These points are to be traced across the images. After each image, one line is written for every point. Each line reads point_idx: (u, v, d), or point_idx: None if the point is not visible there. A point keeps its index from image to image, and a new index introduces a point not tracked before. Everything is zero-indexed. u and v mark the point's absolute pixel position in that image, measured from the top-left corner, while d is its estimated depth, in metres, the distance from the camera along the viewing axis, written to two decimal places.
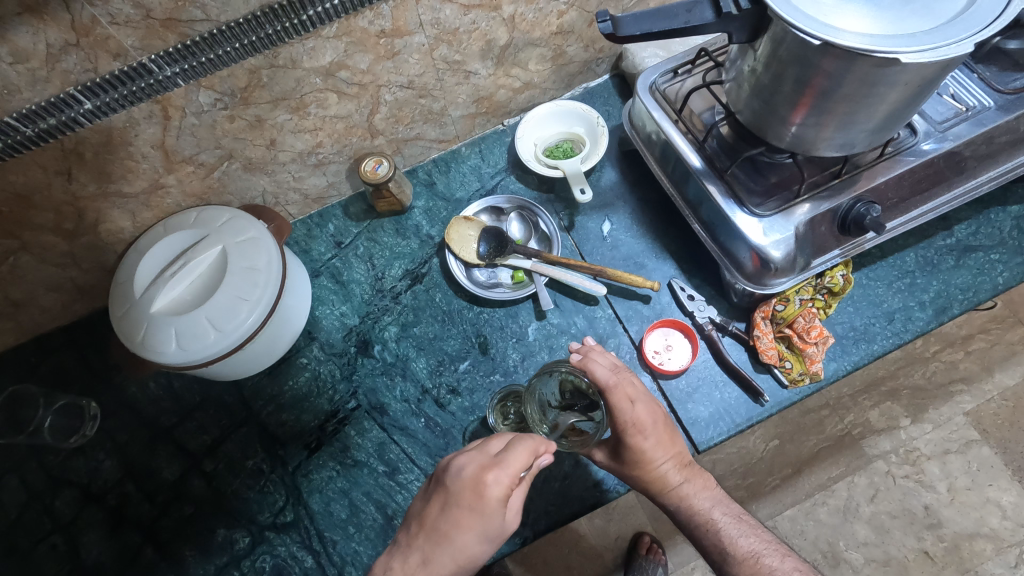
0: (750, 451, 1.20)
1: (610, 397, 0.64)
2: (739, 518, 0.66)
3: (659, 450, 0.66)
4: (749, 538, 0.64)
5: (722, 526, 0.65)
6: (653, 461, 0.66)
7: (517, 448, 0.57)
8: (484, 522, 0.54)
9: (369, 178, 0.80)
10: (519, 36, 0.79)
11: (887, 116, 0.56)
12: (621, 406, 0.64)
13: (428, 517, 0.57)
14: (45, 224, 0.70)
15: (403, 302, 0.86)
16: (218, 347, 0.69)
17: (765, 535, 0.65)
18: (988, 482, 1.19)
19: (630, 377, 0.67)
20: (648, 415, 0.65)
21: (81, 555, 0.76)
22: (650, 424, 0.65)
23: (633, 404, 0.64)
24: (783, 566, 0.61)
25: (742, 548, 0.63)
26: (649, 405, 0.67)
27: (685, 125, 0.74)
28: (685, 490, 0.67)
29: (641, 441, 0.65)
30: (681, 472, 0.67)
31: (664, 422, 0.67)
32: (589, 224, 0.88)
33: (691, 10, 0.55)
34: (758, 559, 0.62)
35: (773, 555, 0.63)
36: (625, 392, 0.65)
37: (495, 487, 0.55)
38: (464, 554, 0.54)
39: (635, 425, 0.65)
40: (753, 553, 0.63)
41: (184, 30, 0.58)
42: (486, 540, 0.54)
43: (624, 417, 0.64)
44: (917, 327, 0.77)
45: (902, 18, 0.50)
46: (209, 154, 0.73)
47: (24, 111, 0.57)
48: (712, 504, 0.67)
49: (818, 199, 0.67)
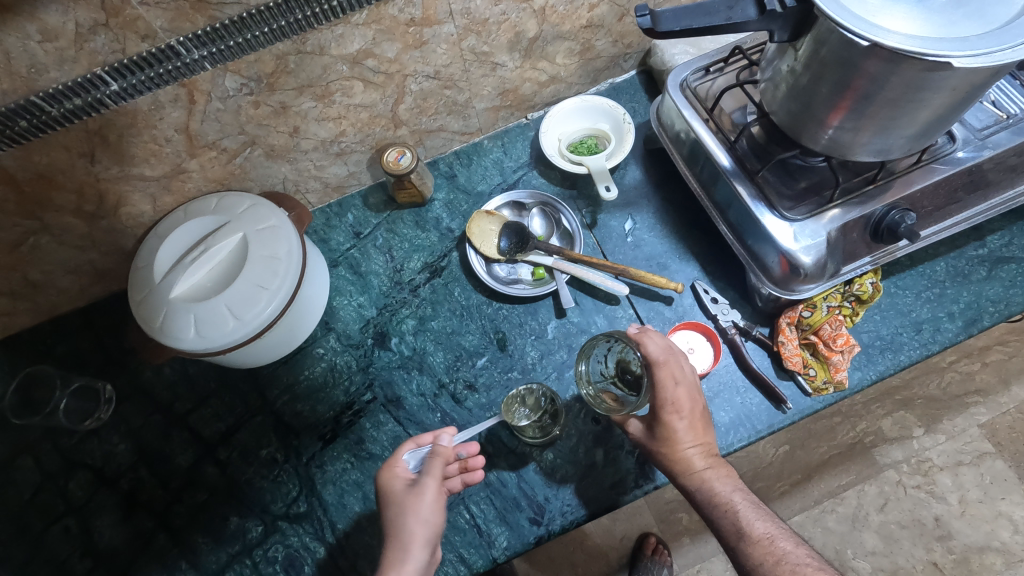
0: (761, 455, 1.23)
1: (657, 373, 0.64)
2: (758, 506, 0.64)
3: (690, 432, 0.66)
4: (765, 522, 0.62)
5: (740, 509, 0.63)
6: (680, 441, 0.66)
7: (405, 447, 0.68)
8: (393, 499, 0.63)
9: (392, 169, 0.80)
10: (548, 28, 0.77)
11: (929, 123, 0.55)
12: (664, 383, 0.64)
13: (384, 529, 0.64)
14: (66, 206, 0.69)
15: (421, 295, 0.85)
16: (237, 335, 0.68)
17: (783, 524, 0.63)
18: (1000, 495, 1.17)
19: (681, 358, 0.67)
20: (688, 398, 0.65)
21: (94, 538, 0.76)
22: (688, 406, 0.65)
23: (676, 383, 0.64)
24: (796, 550, 0.59)
25: (757, 531, 0.61)
26: (693, 388, 0.66)
27: (715, 124, 0.72)
28: (706, 475, 0.65)
29: (673, 420, 0.65)
30: (706, 458, 0.66)
31: (701, 409, 0.67)
32: (612, 222, 0.86)
33: (733, 7, 0.53)
34: (773, 541, 0.60)
35: (787, 540, 0.60)
36: (672, 371, 0.64)
37: (390, 477, 0.64)
38: (397, 526, 0.61)
39: (674, 404, 0.65)
40: (768, 535, 0.61)
41: (214, 13, 0.57)
42: (404, 508, 0.61)
43: (663, 394, 0.65)
44: (945, 338, 0.75)
45: (953, 21, 0.48)
46: (232, 140, 0.72)
47: (50, 91, 0.57)
48: (732, 489, 0.64)
49: (850, 205, 0.66)
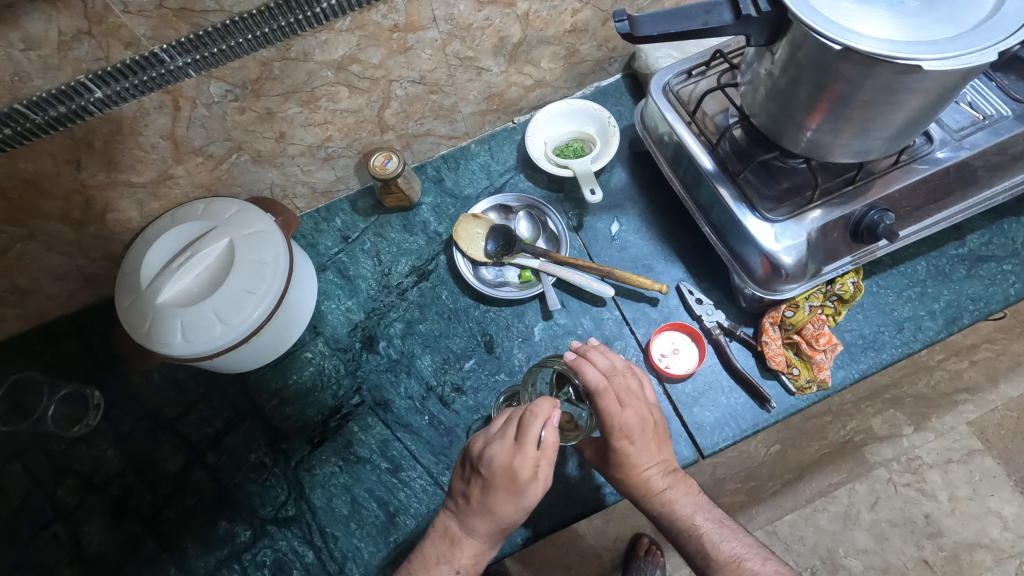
0: (752, 455, 1.21)
1: (599, 402, 0.64)
2: (723, 523, 0.65)
3: (646, 455, 0.66)
4: (731, 542, 0.63)
5: (705, 532, 0.64)
6: (637, 465, 0.66)
7: (535, 414, 0.59)
8: (521, 496, 0.59)
9: (378, 174, 0.80)
10: (532, 33, 0.78)
11: (905, 124, 0.56)
12: (609, 410, 0.64)
13: (472, 496, 0.61)
14: (53, 212, 0.70)
15: (409, 299, 0.85)
16: (224, 340, 0.68)
17: (750, 540, 0.64)
18: (989, 492, 1.18)
19: (624, 383, 0.66)
20: (637, 421, 0.65)
21: (82, 543, 0.76)
22: (638, 429, 0.65)
23: (622, 408, 0.64)
24: (764, 569, 0.61)
25: (725, 553, 0.63)
26: (641, 410, 0.66)
27: (698, 126, 0.73)
28: (669, 496, 0.66)
29: (626, 446, 0.65)
30: (666, 478, 0.67)
31: (653, 428, 0.67)
32: (598, 224, 0.87)
33: (710, 11, 0.54)
34: (740, 563, 0.61)
35: (755, 559, 0.62)
36: (615, 397, 0.64)
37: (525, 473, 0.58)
38: (507, 521, 0.60)
39: (623, 429, 0.64)
40: (735, 557, 0.62)
41: (197, 21, 0.57)
42: (523, 508, 0.59)
43: (612, 422, 0.64)
44: (926, 336, 0.76)
45: (925, 24, 0.49)
46: (219, 146, 0.73)
47: (35, 99, 0.57)
48: (695, 509, 0.66)
49: (830, 206, 0.67)
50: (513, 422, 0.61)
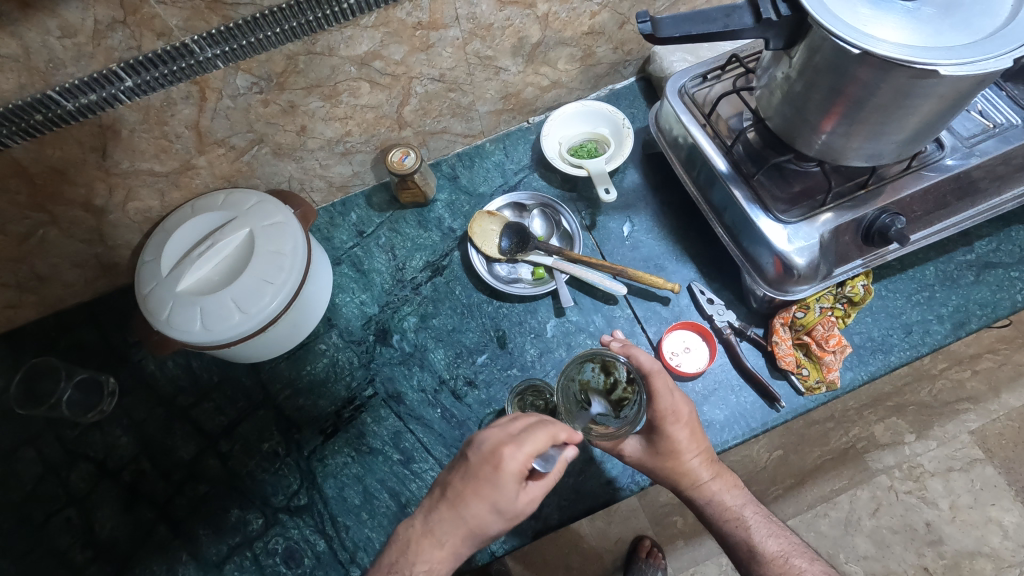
0: (755, 460, 1.24)
1: (654, 382, 0.65)
2: (769, 518, 0.68)
3: (692, 444, 0.67)
4: (777, 539, 0.66)
5: (752, 524, 0.67)
6: (685, 452, 0.67)
7: (537, 432, 0.58)
8: (496, 495, 0.57)
9: (396, 169, 0.81)
10: (551, 34, 0.79)
11: (919, 128, 0.57)
12: (663, 391, 0.65)
13: (451, 487, 0.59)
14: (76, 199, 0.71)
15: (423, 293, 0.86)
16: (242, 329, 0.69)
17: (793, 537, 0.67)
18: (991, 501, 1.19)
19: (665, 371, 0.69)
20: (685, 404, 0.67)
21: (94, 529, 0.76)
22: (687, 414, 0.66)
23: (672, 392, 0.65)
24: (811, 566, 0.64)
25: (771, 548, 0.65)
26: (685, 395, 0.68)
27: (712, 129, 0.74)
28: (714, 487, 0.68)
29: (676, 431, 0.66)
30: (711, 469, 0.68)
31: (699, 417, 0.68)
32: (611, 224, 0.88)
33: (730, 14, 0.55)
34: (788, 560, 0.64)
35: (801, 556, 0.65)
36: (667, 380, 0.65)
37: (509, 464, 0.57)
38: (476, 521, 0.58)
39: (674, 413, 0.66)
40: (782, 553, 0.65)
41: (228, 13, 0.58)
42: (498, 512, 0.57)
43: (663, 405, 0.65)
44: (934, 340, 0.77)
45: (941, 31, 0.50)
46: (241, 138, 0.74)
47: (67, 86, 0.58)
48: (743, 503, 0.69)
49: (842, 209, 0.68)
50: (527, 425, 0.60)
